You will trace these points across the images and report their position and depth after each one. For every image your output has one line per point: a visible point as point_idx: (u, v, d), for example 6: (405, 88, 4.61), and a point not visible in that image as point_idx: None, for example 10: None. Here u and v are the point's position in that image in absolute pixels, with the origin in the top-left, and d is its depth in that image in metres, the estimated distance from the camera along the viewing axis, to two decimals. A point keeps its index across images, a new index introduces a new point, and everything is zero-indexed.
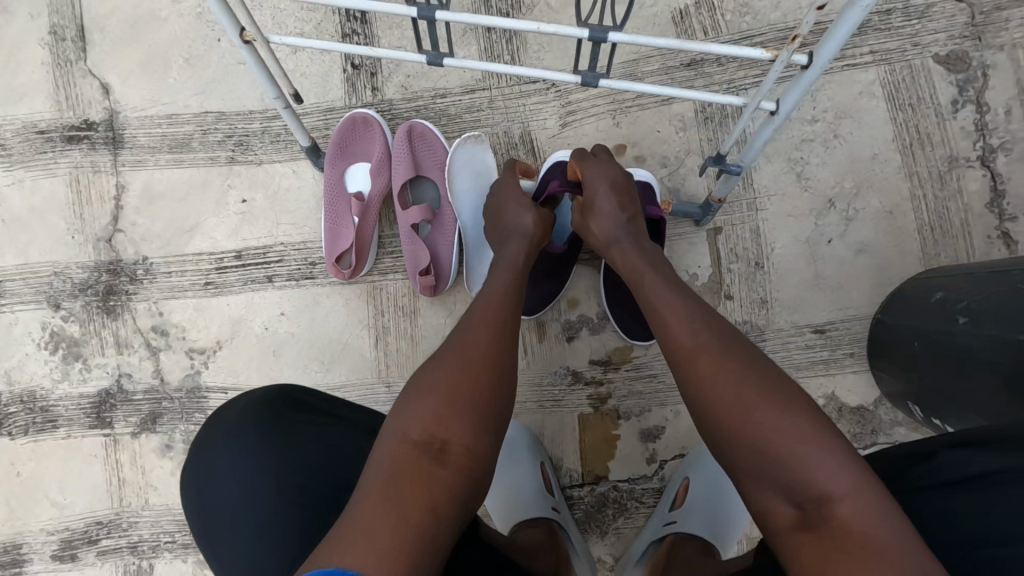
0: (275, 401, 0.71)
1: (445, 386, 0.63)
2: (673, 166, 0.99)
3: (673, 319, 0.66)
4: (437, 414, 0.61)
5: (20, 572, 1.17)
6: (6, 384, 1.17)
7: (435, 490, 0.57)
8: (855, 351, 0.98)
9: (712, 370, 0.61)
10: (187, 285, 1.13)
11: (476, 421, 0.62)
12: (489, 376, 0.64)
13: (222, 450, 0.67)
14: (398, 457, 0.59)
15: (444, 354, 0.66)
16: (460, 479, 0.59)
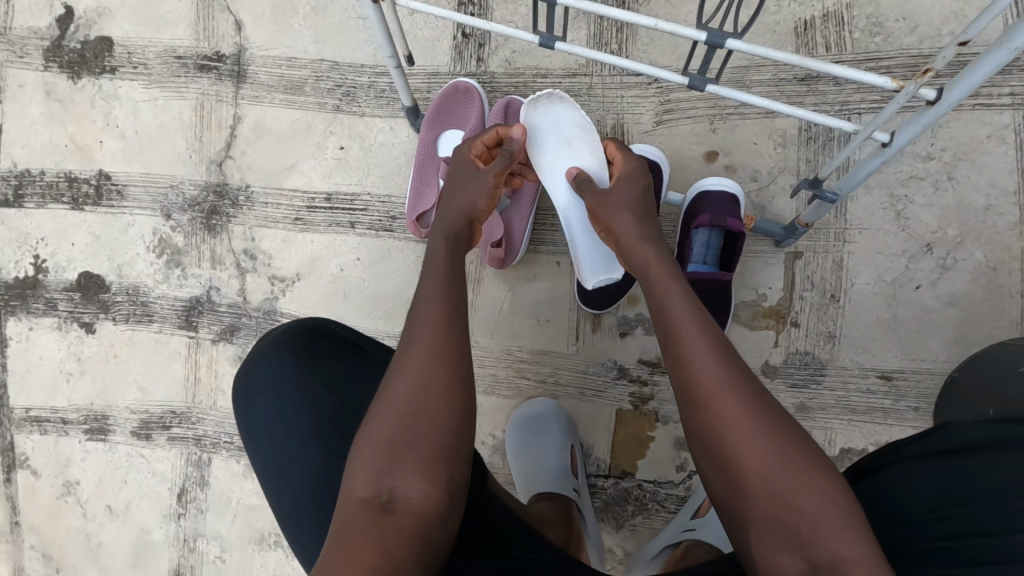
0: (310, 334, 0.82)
1: (390, 439, 0.63)
2: (763, 181, 0.97)
3: (702, 354, 0.64)
4: (383, 470, 0.61)
5: (104, 439, 1.34)
6: (117, 277, 1.33)
7: (390, 536, 0.58)
8: (920, 406, 0.93)
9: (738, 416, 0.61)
10: (279, 217, 1.23)
11: (420, 462, 0.62)
12: (424, 427, 0.63)
13: (268, 377, 0.80)
14: (353, 518, 0.60)
15: (385, 403, 0.65)
16: (413, 523, 0.60)
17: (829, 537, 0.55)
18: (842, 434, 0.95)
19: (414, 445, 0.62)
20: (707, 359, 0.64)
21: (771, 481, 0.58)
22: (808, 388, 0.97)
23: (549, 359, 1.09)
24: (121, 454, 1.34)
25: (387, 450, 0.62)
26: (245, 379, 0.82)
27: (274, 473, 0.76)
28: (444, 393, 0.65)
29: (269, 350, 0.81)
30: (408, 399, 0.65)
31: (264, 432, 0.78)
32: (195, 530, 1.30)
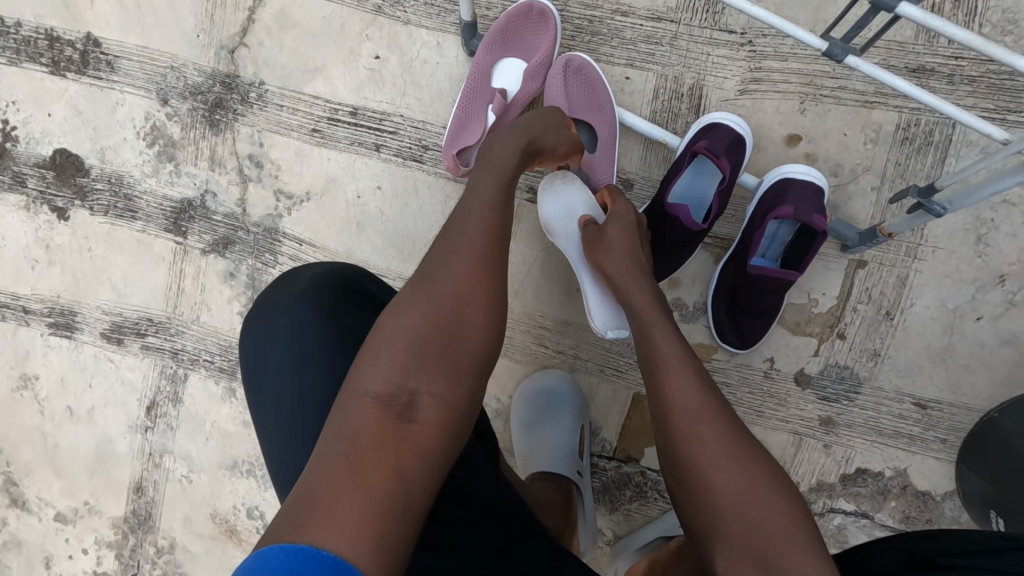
0: (337, 286, 0.71)
1: (422, 335, 0.60)
2: (844, 178, 0.88)
3: (683, 363, 0.65)
4: (412, 365, 0.59)
5: (70, 337, 1.23)
6: (98, 161, 1.18)
7: (405, 446, 0.54)
8: (948, 439, 0.90)
9: (710, 427, 0.60)
10: (294, 125, 1.09)
11: (447, 367, 0.60)
12: (462, 327, 0.62)
13: (285, 320, 0.69)
14: (366, 416, 0.55)
15: (413, 295, 0.63)
16: (436, 431, 0.56)
17: (792, 556, 0.52)
18: (861, 454, 0.92)
19: (448, 350, 0.61)
20: (683, 364, 0.65)
21: (737, 496, 0.56)
22: (838, 403, 0.92)
23: (572, 331, 1.02)
24: (87, 355, 1.23)
25: (413, 348, 0.59)
26: (255, 328, 0.71)
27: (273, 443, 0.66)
28: (482, 308, 0.64)
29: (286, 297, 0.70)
30: (442, 304, 0.62)
31: (269, 393, 0.68)
32: (163, 446, 1.22)
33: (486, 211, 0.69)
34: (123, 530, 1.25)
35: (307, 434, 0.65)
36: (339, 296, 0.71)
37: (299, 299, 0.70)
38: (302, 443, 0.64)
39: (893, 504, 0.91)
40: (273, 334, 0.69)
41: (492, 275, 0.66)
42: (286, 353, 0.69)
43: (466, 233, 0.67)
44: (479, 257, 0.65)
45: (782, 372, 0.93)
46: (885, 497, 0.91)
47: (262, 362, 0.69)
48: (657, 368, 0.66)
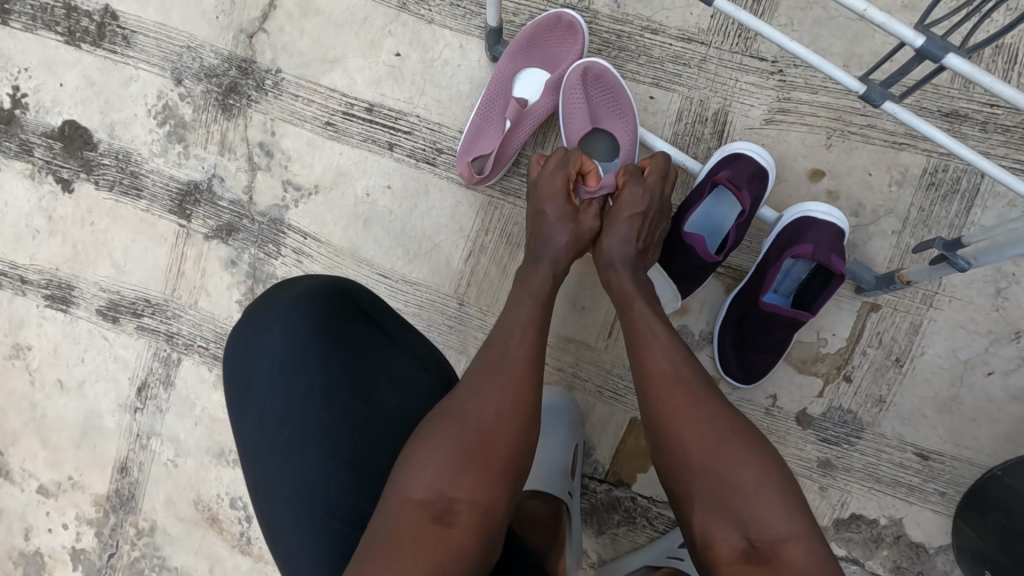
0: (340, 302, 0.67)
1: (462, 442, 0.62)
2: (865, 219, 0.86)
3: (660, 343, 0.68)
4: (453, 471, 0.60)
5: (65, 310, 1.22)
6: (107, 136, 1.16)
7: (439, 549, 0.56)
8: (947, 492, 0.88)
9: (686, 397, 0.63)
10: (308, 116, 1.07)
11: (487, 478, 0.61)
12: (497, 438, 0.63)
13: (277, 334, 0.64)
14: (404, 518, 0.58)
15: (458, 404, 0.64)
16: (470, 535, 0.58)
17: (764, 513, 0.56)
18: (857, 499, 0.90)
19: (485, 459, 0.62)
20: (661, 343, 0.68)
21: (709, 460, 0.59)
22: (838, 446, 0.90)
23: (573, 349, 1.00)
24: (82, 331, 1.22)
25: (457, 451, 0.61)
26: (242, 337, 0.63)
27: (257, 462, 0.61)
28: (520, 416, 0.65)
29: (282, 307, 0.64)
30: (480, 417, 0.63)
31: (254, 409, 0.61)
32: (151, 429, 1.21)
33: (525, 321, 0.73)
34: (104, 508, 1.24)
35: (306, 455, 0.62)
36: (345, 313, 0.67)
37: (301, 311, 0.64)
38: (297, 466, 0.61)
39: (885, 553, 0.89)
40: (268, 347, 0.63)
41: (530, 382, 0.67)
42: (281, 368, 0.63)
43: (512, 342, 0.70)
44: (518, 368, 0.68)
45: (784, 410, 0.91)
46: (877, 544, 0.89)
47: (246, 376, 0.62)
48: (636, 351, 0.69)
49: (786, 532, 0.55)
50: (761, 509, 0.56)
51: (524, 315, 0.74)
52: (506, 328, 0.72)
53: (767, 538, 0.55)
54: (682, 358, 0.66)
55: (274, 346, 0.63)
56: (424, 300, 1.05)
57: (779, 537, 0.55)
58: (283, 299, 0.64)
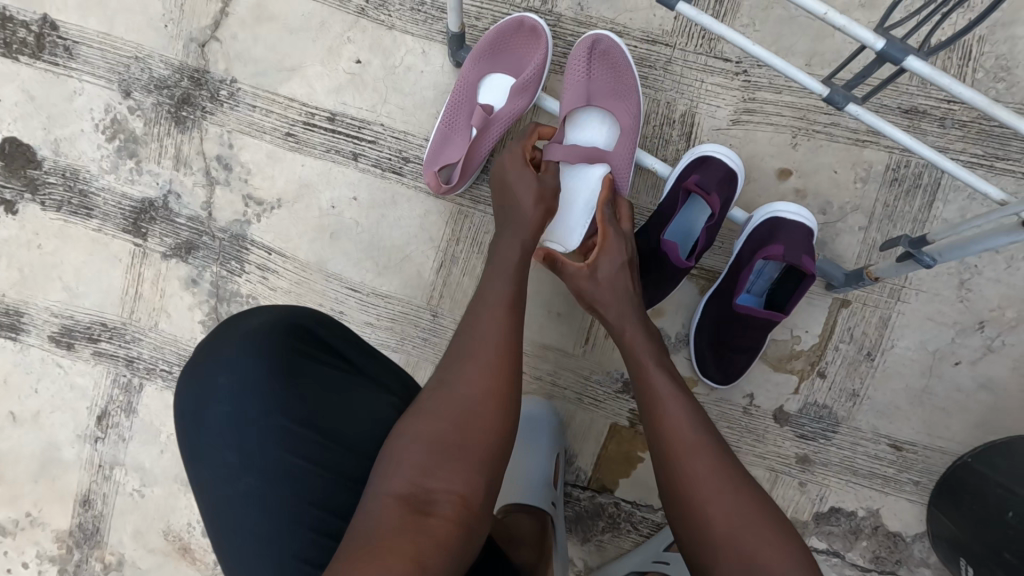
0: (293, 335, 0.63)
1: (438, 436, 0.60)
2: (832, 217, 0.87)
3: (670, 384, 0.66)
4: (432, 463, 0.58)
5: (15, 339, 1.15)
6: (52, 153, 1.09)
7: (424, 537, 0.53)
8: (920, 481, 0.90)
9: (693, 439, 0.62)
10: (267, 128, 1.03)
11: (465, 468, 0.59)
12: (477, 429, 0.61)
13: (226, 375, 0.59)
14: (389, 512, 0.55)
15: (432, 401, 0.62)
16: (452, 527, 0.55)
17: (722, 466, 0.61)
18: (835, 493, 0.91)
19: (465, 451, 0.59)
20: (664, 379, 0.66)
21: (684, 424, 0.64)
22: (815, 441, 0.91)
23: (551, 357, 0.99)
24: (34, 359, 1.15)
25: (433, 448, 0.59)
26: (189, 384, 0.60)
27: (221, 512, 0.58)
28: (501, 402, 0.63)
29: (231, 347, 0.60)
30: (460, 406, 0.61)
31: (210, 459, 0.59)
32: (114, 458, 1.15)
33: (499, 308, 0.69)
34: (68, 544, 1.17)
35: (269, 501, 0.58)
36: (302, 346, 0.64)
37: (250, 350, 0.60)
38: (261, 513, 0.58)
39: (864, 543, 0.91)
40: (215, 393, 0.59)
41: (509, 364, 0.65)
42: (234, 413, 0.59)
43: (485, 327, 0.68)
44: (495, 351, 0.65)
45: (761, 408, 0.92)
46: (856, 536, 0.91)
47: (200, 423, 0.59)
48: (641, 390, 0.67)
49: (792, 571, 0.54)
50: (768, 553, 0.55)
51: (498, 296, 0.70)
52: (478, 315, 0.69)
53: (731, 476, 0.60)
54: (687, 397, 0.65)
55: (225, 388, 0.59)
56: (396, 312, 1.02)
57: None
58: (232, 339, 0.60)
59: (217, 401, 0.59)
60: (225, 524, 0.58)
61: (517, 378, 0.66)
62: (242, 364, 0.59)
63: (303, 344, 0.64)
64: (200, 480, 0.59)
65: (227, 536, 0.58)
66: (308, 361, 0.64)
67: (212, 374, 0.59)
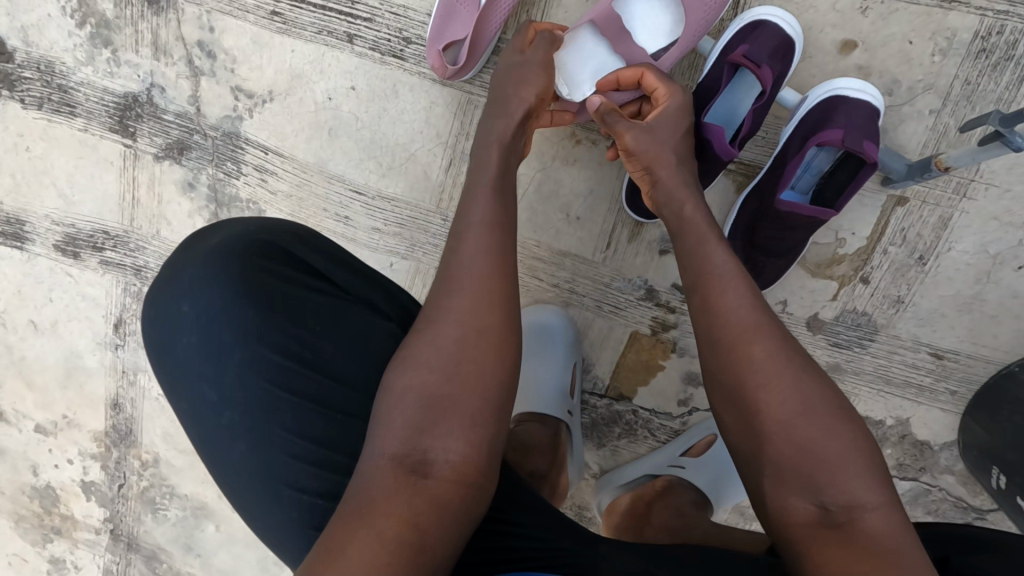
0: (261, 253, 0.58)
1: (430, 388, 0.51)
2: (899, 98, 0.75)
3: (737, 302, 0.54)
4: (426, 423, 0.50)
5: (22, 248, 1.12)
6: (22, 43, 1.00)
7: (421, 502, 0.47)
8: (957, 390, 0.85)
9: (769, 365, 0.52)
10: (250, 6, 0.92)
11: (465, 422, 0.51)
12: (473, 381, 0.52)
13: (189, 301, 0.56)
14: (383, 472, 0.48)
15: (418, 346, 0.53)
16: (453, 487, 0.49)
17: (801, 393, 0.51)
18: (865, 401, 0.88)
19: (460, 403, 0.51)
20: (734, 293, 0.55)
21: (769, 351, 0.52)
22: (850, 350, 0.86)
23: (570, 264, 0.93)
24: (43, 268, 1.13)
25: (424, 401, 0.51)
26: (158, 310, 0.57)
27: (211, 439, 0.58)
28: (495, 341, 0.54)
29: (193, 270, 0.57)
30: (448, 350, 0.53)
31: (191, 389, 0.57)
32: (136, 365, 1.17)
33: (485, 225, 0.58)
34: (105, 443, 1.23)
35: (253, 431, 0.57)
36: (274, 268, 0.58)
37: (217, 270, 0.56)
38: (246, 442, 0.57)
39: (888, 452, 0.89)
40: (186, 318, 0.56)
41: (504, 302, 0.55)
42: (206, 341, 0.57)
43: (469, 258, 0.56)
44: (480, 291, 0.55)
45: (794, 316, 0.86)
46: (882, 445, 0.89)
47: (174, 351, 0.57)
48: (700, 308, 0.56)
49: (874, 505, 0.48)
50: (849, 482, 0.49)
51: (485, 215, 0.59)
52: (463, 244, 0.57)
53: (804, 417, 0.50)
54: (764, 313, 0.54)
55: (190, 314, 0.57)
56: (403, 217, 0.95)
57: (863, 505, 0.48)
58: (194, 262, 0.57)
59: (185, 328, 0.57)
60: (215, 451, 0.57)
61: (514, 315, 0.56)
62: (207, 285, 0.56)
63: (281, 264, 0.59)
64: (186, 409, 0.58)
65: (219, 463, 0.58)
66: (283, 281, 0.58)
67: (176, 299, 0.57)
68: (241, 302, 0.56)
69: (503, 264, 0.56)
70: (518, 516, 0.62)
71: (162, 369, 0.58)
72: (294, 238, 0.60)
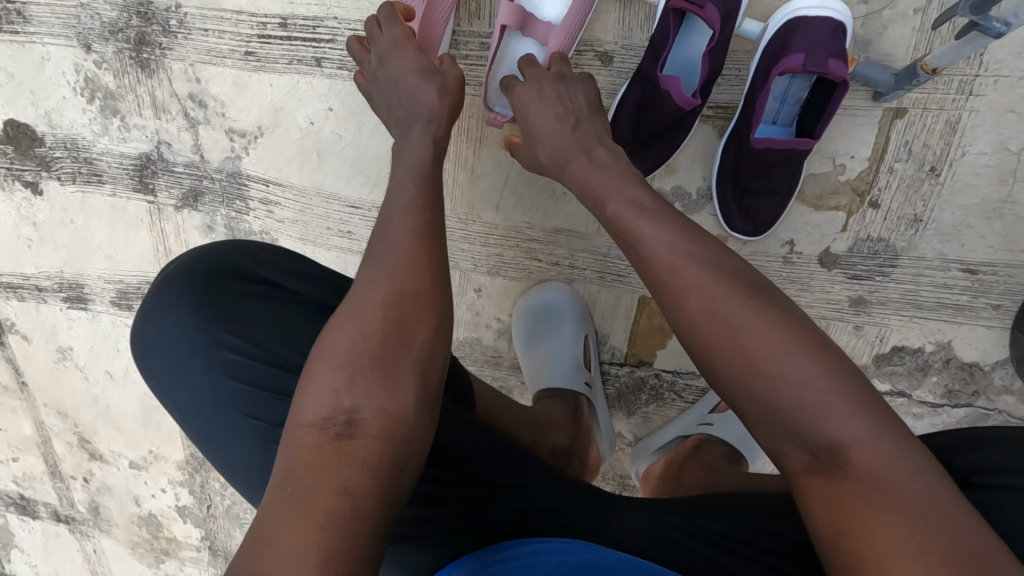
0: (211, 271, 0.64)
1: (351, 352, 0.50)
2: (877, 4, 0.69)
3: (682, 267, 0.49)
4: (352, 400, 0.48)
5: (85, 308, 1.24)
6: (48, 127, 1.10)
7: (345, 467, 0.45)
8: (1001, 303, 0.79)
9: (716, 319, 0.47)
10: (226, 51, 0.97)
11: (388, 381, 0.49)
12: (396, 341, 0.51)
13: (156, 325, 0.64)
14: (317, 436, 0.47)
15: (340, 318, 0.52)
16: (377, 447, 0.47)
17: (765, 341, 0.45)
18: (898, 331, 0.83)
19: (382, 367, 0.49)
20: (661, 248, 0.51)
21: (711, 303, 0.48)
22: (871, 280, 0.81)
23: (564, 240, 0.93)
24: (106, 324, 1.25)
25: (347, 367, 0.49)
26: (144, 337, 0.65)
27: (206, 440, 0.65)
28: (420, 305, 0.53)
29: (157, 298, 0.64)
30: (367, 317, 0.51)
31: (178, 399, 0.64)
32: None
33: (407, 203, 0.59)
34: (188, 470, 1.36)
35: (233, 428, 0.62)
36: (224, 282, 0.64)
37: (176, 293, 0.63)
38: (230, 437, 0.63)
39: (933, 379, 0.83)
40: (164, 338, 0.63)
41: (427, 267, 0.55)
42: (177, 355, 0.63)
43: (388, 243, 0.56)
44: (399, 272, 0.54)
45: (804, 255, 0.82)
46: (924, 373, 0.83)
47: (157, 371, 0.64)
48: (643, 278, 0.52)
49: (861, 439, 0.42)
50: (828, 419, 0.43)
51: (408, 196, 0.59)
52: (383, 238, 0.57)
53: (769, 370, 0.45)
54: (702, 262, 0.49)
55: (161, 335, 0.64)
56: None
57: (849, 446, 0.42)
58: (158, 290, 0.64)
59: (161, 350, 0.64)
60: (212, 450, 0.64)
61: (441, 277, 0.55)
62: (169, 307, 0.63)
63: (231, 276, 0.65)
64: (181, 420, 0.65)
65: (218, 460, 0.64)
66: (234, 292, 0.64)
67: (150, 326, 0.64)
68: (205, 316, 0.63)
69: (422, 234, 0.56)
70: (518, 481, 0.61)
71: (154, 389, 0.66)
72: (248, 256, 0.67)
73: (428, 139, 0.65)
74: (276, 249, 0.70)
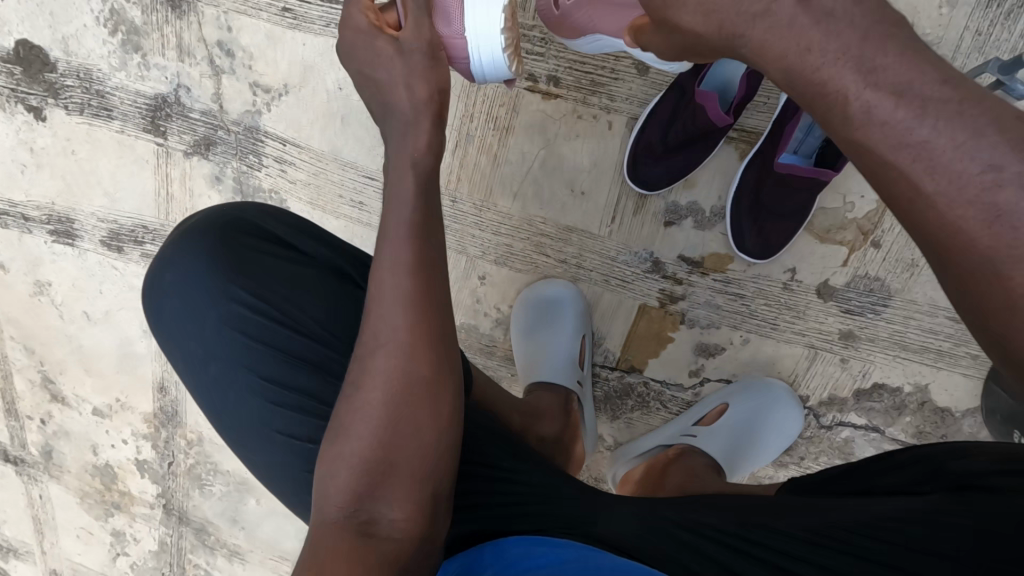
0: (233, 226, 0.63)
1: (366, 451, 0.49)
2: None
3: (922, 178, 0.38)
4: (365, 490, 0.48)
5: (72, 244, 1.21)
6: (63, 53, 1.07)
7: (376, 559, 0.46)
8: (980, 354, 0.83)
9: (976, 245, 0.37)
10: (263, 4, 0.96)
11: (410, 473, 0.49)
12: (414, 428, 0.49)
13: (172, 273, 0.62)
14: (334, 539, 0.46)
15: (349, 412, 0.50)
16: (409, 538, 0.48)
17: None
18: (881, 368, 0.87)
19: (399, 462, 0.49)
20: (895, 129, 0.38)
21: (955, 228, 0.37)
22: (862, 316, 0.85)
23: (576, 239, 0.94)
24: (92, 263, 1.21)
25: (366, 469, 0.48)
26: (154, 285, 0.64)
27: (209, 393, 0.64)
28: (433, 388, 0.50)
29: (175, 245, 0.63)
30: (379, 408, 0.49)
31: (189, 353, 0.64)
32: None
33: (403, 253, 0.51)
34: (154, 424, 1.32)
35: (238, 386, 0.62)
36: (243, 239, 0.63)
37: (194, 243, 0.62)
38: (235, 394, 0.63)
39: (906, 419, 0.88)
40: (167, 287, 0.62)
41: (434, 340, 0.51)
42: (189, 307, 0.62)
43: (382, 310, 0.51)
44: (404, 356, 0.50)
45: (804, 284, 0.86)
46: (898, 411, 0.88)
47: (167, 320, 0.63)
48: (858, 159, 0.40)
49: None
50: None
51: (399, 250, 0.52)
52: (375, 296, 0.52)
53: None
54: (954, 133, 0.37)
55: (174, 283, 0.63)
56: None
57: None
58: (176, 239, 0.63)
59: (172, 299, 0.62)
60: (215, 404, 0.64)
61: (446, 348, 0.52)
62: (186, 257, 0.62)
63: (251, 235, 0.64)
64: (186, 370, 0.65)
65: (218, 414, 0.64)
66: (253, 249, 0.63)
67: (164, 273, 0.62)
68: (223, 273, 0.61)
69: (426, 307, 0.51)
70: (518, 464, 0.62)
71: (161, 337, 0.65)
72: (268, 216, 0.65)
73: (420, 141, 0.54)
74: (295, 213, 0.69)
